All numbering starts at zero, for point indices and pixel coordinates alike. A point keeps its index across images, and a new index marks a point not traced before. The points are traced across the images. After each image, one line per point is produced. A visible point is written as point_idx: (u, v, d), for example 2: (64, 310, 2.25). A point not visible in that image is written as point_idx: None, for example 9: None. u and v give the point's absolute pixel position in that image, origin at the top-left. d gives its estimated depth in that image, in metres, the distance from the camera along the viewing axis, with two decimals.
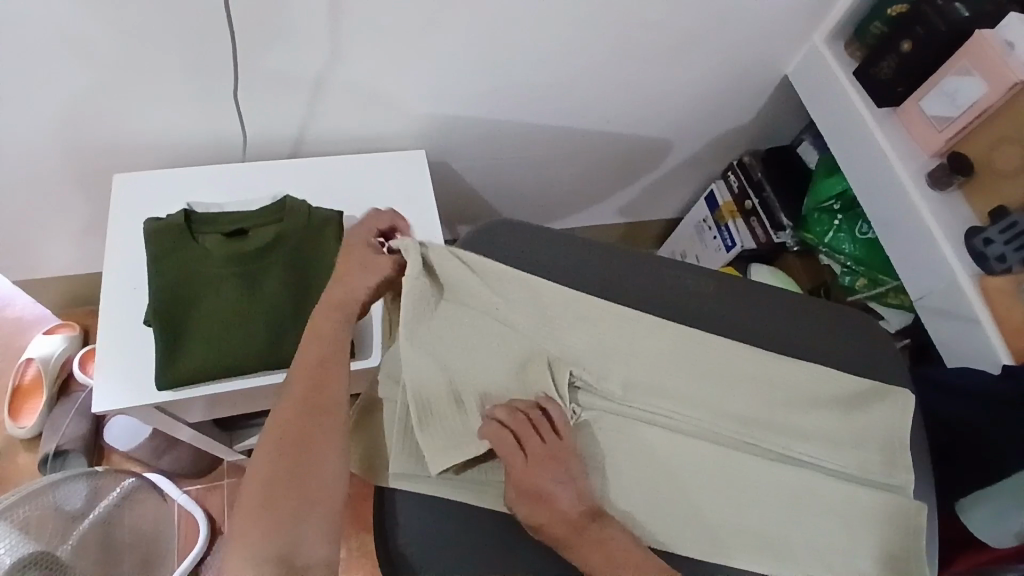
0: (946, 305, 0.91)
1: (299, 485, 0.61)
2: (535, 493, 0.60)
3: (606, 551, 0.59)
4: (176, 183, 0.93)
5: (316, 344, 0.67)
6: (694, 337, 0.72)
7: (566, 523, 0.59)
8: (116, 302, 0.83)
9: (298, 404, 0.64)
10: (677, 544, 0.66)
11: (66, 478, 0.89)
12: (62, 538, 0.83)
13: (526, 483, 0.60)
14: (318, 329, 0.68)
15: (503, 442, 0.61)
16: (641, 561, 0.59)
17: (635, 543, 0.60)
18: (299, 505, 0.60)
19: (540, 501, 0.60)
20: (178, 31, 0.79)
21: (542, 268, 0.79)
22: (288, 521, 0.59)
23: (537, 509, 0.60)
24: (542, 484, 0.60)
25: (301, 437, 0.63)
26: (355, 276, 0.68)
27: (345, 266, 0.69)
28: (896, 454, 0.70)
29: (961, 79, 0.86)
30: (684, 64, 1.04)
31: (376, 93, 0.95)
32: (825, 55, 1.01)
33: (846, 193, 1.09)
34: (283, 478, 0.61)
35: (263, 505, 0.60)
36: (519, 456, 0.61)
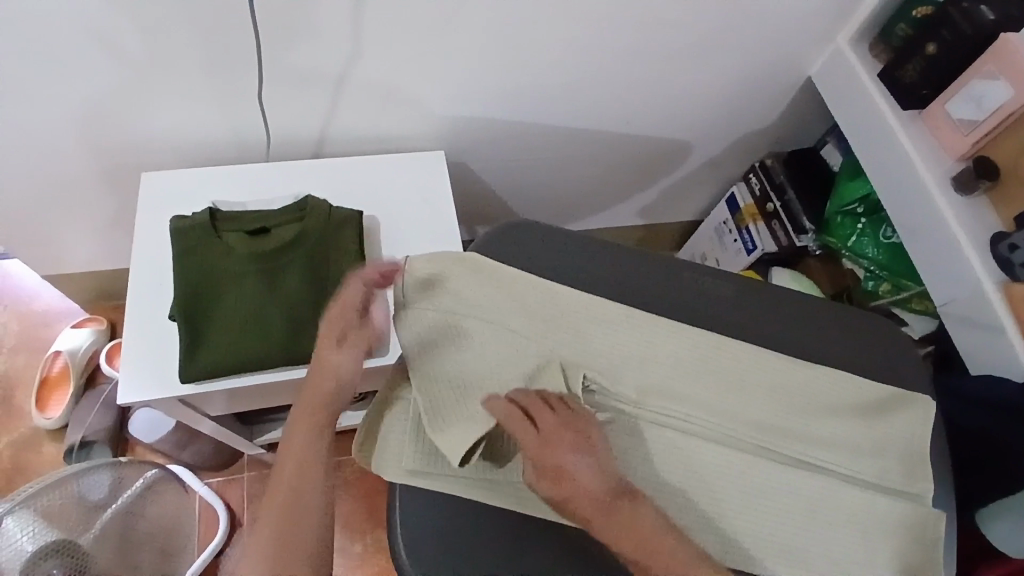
0: (970, 313, 0.90)
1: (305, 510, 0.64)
2: (550, 470, 0.59)
3: (633, 537, 0.57)
4: (201, 182, 0.95)
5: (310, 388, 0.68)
6: (707, 339, 0.73)
7: (589, 498, 0.58)
8: (142, 297, 0.85)
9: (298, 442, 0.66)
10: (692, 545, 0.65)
11: (91, 467, 0.91)
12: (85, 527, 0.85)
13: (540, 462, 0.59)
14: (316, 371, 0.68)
15: (514, 416, 0.61)
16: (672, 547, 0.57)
17: (663, 526, 0.58)
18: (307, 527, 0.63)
19: (558, 478, 0.59)
20: (201, 29, 0.81)
21: (558, 270, 0.79)
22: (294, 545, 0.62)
23: (557, 486, 0.58)
24: (561, 457, 0.59)
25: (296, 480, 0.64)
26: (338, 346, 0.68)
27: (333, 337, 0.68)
28: (915, 464, 0.70)
29: (989, 82, 0.84)
30: (704, 64, 1.03)
31: (395, 93, 0.96)
32: (849, 57, 1.00)
33: (870, 197, 1.07)
34: (294, 504, 0.64)
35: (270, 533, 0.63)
36: (532, 430, 0.60)
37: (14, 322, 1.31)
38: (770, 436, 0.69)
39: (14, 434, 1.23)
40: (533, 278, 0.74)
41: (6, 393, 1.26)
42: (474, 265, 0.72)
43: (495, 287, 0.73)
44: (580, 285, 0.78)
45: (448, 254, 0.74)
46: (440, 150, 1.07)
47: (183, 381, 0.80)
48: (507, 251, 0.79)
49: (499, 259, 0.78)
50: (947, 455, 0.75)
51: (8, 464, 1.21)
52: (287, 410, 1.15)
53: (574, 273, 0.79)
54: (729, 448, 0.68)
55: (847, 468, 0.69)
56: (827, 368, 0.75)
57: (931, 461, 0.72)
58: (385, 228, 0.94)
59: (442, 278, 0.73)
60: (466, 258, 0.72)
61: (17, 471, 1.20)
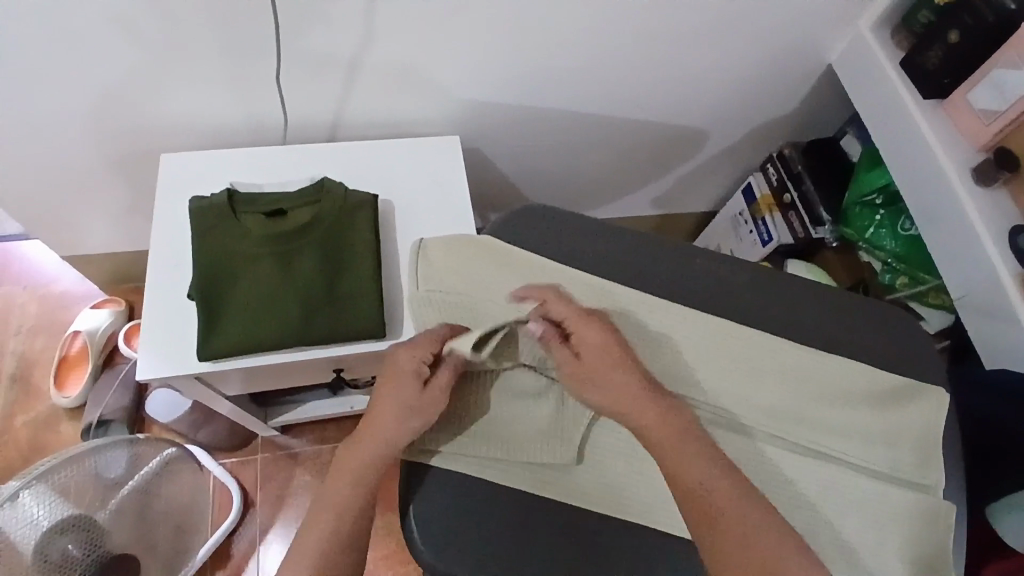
0: (988, 305, 0.89)
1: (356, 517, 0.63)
2: (601, 345, 0.64)
3: (668, 430, 0.61)
4: (218, 164, 0.96)
5: (379, 429, 0.64)
6: (720, 327, 0.73)
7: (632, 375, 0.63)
8: (160, 276, 0.86)
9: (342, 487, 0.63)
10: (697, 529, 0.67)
11: (109, 444, 0.92)
12: (101, 503, 0.88)
13: (586, 338, 0.64)
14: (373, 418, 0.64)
15: (556, 296, 0.67)
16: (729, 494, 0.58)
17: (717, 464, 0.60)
18: (355, 531, 0.63)
19: (608, 353, 0.64)
20: (220, 11, 0.81)
21: (572, 255, 0.79)
22: (341, 553, 0.62)
23: (599, 358, 0.63)
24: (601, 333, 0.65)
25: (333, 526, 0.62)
26: (423, 383, 0.64)
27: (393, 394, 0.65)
28: (930, 454, 0.69)
29: (1011, 72, 0.82)
30: (722, 52, 1.02)
31: (411, 78, 0.97)
32: (872, 44, 0.99)
33: (889, 187, 1.06)
34: (344, 510, 0.62)
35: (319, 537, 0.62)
36: (573, 308, 0.66)
37: (33, 303, 1.33)
38: (781, 423, 0.70)
39: (32, 413, 1.25)
40: (544, 262, 0.76)
41: (25, 372, 1.28)
42: (494, 250, 0.76)
43: (506, 271, 0.75)
44: (594, 270, 0.78)
45: (458, 240, 0.76)
46: (456, 136, 1.07)
47: (199, 359, 0.81)
48: (520, 234, 0.80)
49: (512, 242, 0.79)
50: (961, 446, 0.75)
51: (27, 442, 1.23)
52: (301, 392, 1.17)
53: (587, 258, 0.79)
54: (737, 433, 0.69)
55: (857, 458, 0.69)
56: (843, 357, 0.74)
57: (944, 451, 0.72)
58: (400, 212, 0.95)
59: (455, 262, 0.75)
60: (482, 241, 0.77)
61: (35, 449, 1.23)
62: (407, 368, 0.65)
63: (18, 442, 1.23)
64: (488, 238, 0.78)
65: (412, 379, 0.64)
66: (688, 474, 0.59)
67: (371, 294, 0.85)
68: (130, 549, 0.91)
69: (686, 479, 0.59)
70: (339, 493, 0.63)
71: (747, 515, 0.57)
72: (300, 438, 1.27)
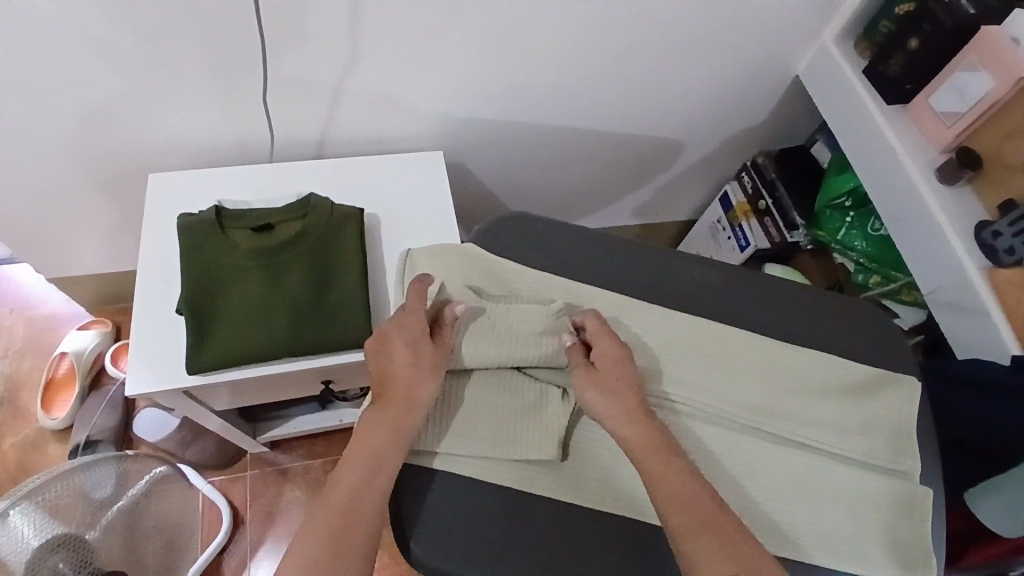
0: (957, 300, 0.92)
1: (368, 493, 0.62)
2: (612, 360, 0.69)
3: (653, 446, 0.64)
4: (204, 181, 0.97)
5: (384, 397, 0.67)
6: (698, 324, 0.75)
7: (628, 393, 0.67)
8: (148, 292, 0.87)
9: (364, 464, 0.63)
10: None
11: (96, 461, 0.92)
12: (91, 522, 0.88)
13: (603, 353, 0.69)
14: (394, 392, 0.67)
15: (598, 321, 0.71)
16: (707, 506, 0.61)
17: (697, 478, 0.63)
18: (368, 506, 0.62)
19: (619, 362, 0.69)
20: (208, 35, 0.84)
21: (554, 259, 0.81)
22: (354, 532, 0.61)
23: (607, 373, 0.68)
24: (615, 356, 0.69)
25: (356, 504, 0.62)
26: (419, 348, 0.68)
27: (402, 366, 0.67)
28: (903, 441, 0.72)
29: (968, 75, 0.87)
30: (695, 65, 1.06)
31: (394, 96, 0.99)
32: (834, 54, 1.03)
33: (857, 190, 1.10)
34: (354, 489, 0.62)
35: (326, 522, 0.61)
36: (601, 330, 0.71)
37: (21, 325, 1.33)
38: (760, 416, 0.72)
39: (19, 435, 1.24)
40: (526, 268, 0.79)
41: (12, 394, 1.28)
42: (478, 256, 0.79)
43: (490, 278, 0.78)
44: (575, 274, 0.80)
45: (443, 248, 0.78)
46: (438, 151, 1.09)
47: (188, 372, 0.82)
48: (502, 240, 0.81)
49: (496, 249, 0.81)
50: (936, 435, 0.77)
51: (14, 464, 1.22)
52: (289, 407, 1.17)
53: (569, 263, 0.81)
54: (718, 426, 0.71)
55: (835, 447, 0.71)
56: (817, 351, 0.77)
57: (919, 439, 0.74)
58: (385, 225, 0.97)
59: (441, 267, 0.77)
60: (468, 246, 0.79)
61: (22, 471, 1.22)
62: (411, 337, 0.68)
63: (5, 465, 1.22)
64: (472, 246, 0.80)
65: (410, 345, 0.68)
66: (672, 482, 0.62)
67: (359, 303, 0.86)
68: (121, 564, 0.90)
69: (671, 486, 0.62)
70: (343, 478, 0.63)
71: (728, 526, 0.60)
72: (290, 454, 1.27)
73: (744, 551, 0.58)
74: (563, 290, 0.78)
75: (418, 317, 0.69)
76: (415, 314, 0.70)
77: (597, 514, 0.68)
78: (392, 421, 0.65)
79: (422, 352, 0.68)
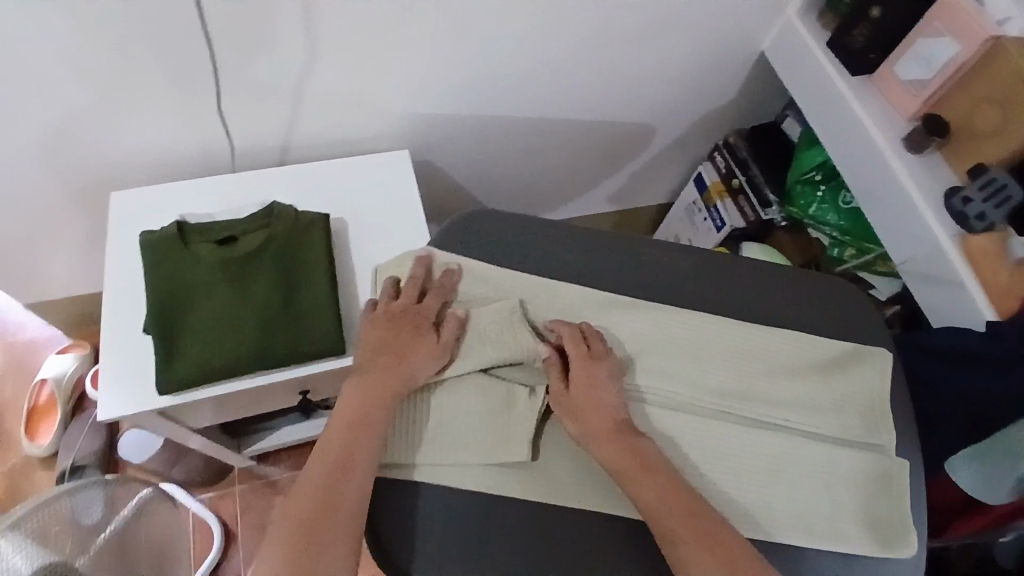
0: (930, 270, 0.91)
1: (350, 478, 0.63)
2: (586, 382, 0.69)
3: (630, 458, 0.64)
4: (166, 197, 0.96)
5: (377, 377, 0.68)
6: (666, 312, 0.75)
7: (604, 413, 0.67)
8: (114, 315, 0.86)
9: (335, 459, 0.64)
10: None
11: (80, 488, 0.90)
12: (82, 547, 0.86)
13: (578, 375, 0.69)
14: (374, 384, 0.68)
15: (573, 339, 0.71)
16: (688, 499, 0.62)
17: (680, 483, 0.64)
18: (353, 494, 0.62)
19: (592, 385, 0.69)
20: (160, 48, 0.82)
21: (521, 255, 0.80)
22: (336, 515, 0.61)
23: (586, 395, 0.68)
24: (592, 379, 0.69)
25: (327, 497, 0.61)
26: (425, 329, 0.71)
27: (402, 349, 0.70)
28: (878, 416, 0.71)
29: (935, 41, 0.87)
30: (657, 47, 1.05)
31: (354, 97, 0.98)
32: (799, 27, 1.02)
33: (827, 163, 1.10)
34: (338, 472, 0.63)
35: (308, 505, 0.61)
36: (577, 351, 0.70)
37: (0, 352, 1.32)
38: (732, 401, 0.71)
39: (6, 463, 1.24)
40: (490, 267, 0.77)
41: None
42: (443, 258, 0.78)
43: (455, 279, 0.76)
44: (542, 267, 0.79)
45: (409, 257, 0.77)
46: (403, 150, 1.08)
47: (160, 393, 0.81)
48: (466, 240, 0.80)
49: (461, 248, 0.80)
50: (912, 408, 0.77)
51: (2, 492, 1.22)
52: (274, 420, 1.17)
53: (537, 259, 0.79)
54: (690, 414, 0.70)
55: (806, 424, 0.71)
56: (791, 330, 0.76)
57: (893, 414, 0.74)
58: (353, 229, 0.95)
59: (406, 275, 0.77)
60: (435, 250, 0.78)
61: (11, 499, 1.21)
62: (416, 324, 0.72)
63: None
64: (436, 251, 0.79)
65: (417, 326, 0.72)
66: (652, 485, 0.63)
67: (328, 312, 0.85)
68: None
69: (652, 490, 0.63)
70: (312, 476, 0.63)
71: (707, 522, 0.60)
72: (278, 466, 1.27)
73: (729, 546, 0.59)
74: (529, 287, 0.77)
75: (429, 303, 0.73)
76: (426, 301, 0.73)
77: (574, 511, 0.68)
78: (384, 402, 0.67)
79: (427, 334, 0.71)
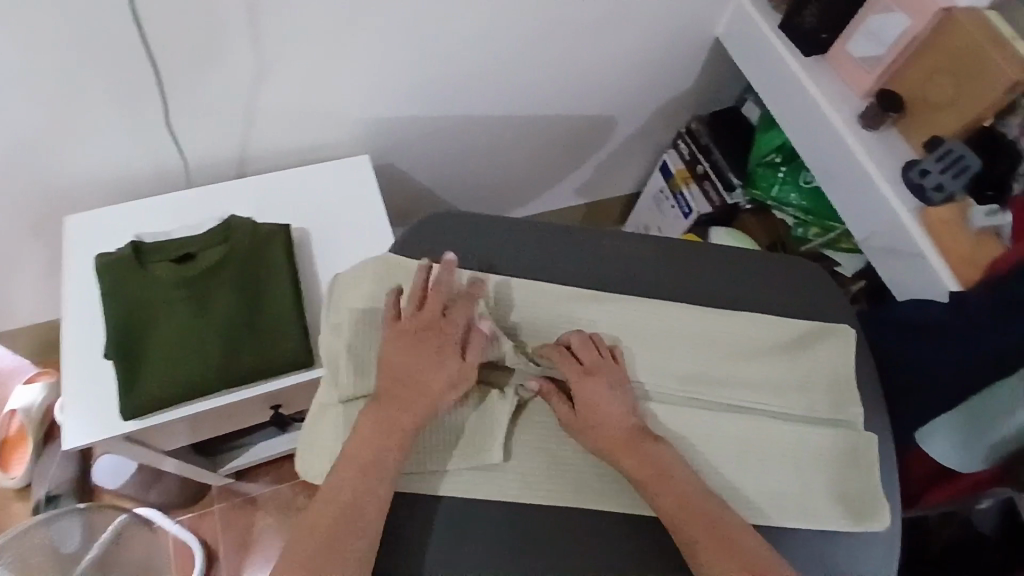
0: (888, 244, 0.92)
1: (365, 500, 0.62)
2: (592, 399, 0.67)
3: (648, 466, 0.64)
4: (119, 219, 0.93)
5: (395, 402, 0.65)
6: (628, 303, 0.75)
7: (620, 424, 0.66)
8: (72, 340, 0.84)
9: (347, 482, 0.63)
10: (624, 505, 0.69)
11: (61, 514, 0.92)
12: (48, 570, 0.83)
13: (586, 391, 0.67)
14: (389, 409, 0.65)
15: (561, 356, 0.69)
16: (713, 508, 0.62)
17: (702, 491, 0.63)
18: (366, 513, 0.62)
19: (609, 399, 0.67)
20: (101, 69, 0.80)
21: (482, 254, 0.79)
22: (348, 537, 0.61)
23: (594, 411, 0.66)
24: (595, 395, 0.67)
25: (340, 519, 0.61)
26: (448, 350, 0.66)
27: (423, 372, 0.65)
28: (844, 391, 0.72)
29: (886, 17, 0.89)
30: (612, 38, 1.04)
31: (307, 106, 0.96)
32: (749, 11, 1.02)
33: (785, 145, 1.11)
34: (352, 490, 0.62)
35: (321, 525, 0.61)
36: (575, 364, 0.68)
37: None
38: (701, 386, 0.71)
39: None
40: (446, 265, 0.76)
41: None
42: (395, 262, 0.75)
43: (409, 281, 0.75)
44: (503, 264, 0.78)
45: (369, 263, 0.75)
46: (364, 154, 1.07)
47: (125, 419, 0.80)
48: (423, 242, 0.79)
49: (417, 249, 0.79)
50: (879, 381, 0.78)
51: None
52: (248, 436, 1.15)
53: (497, 256, 0.79)
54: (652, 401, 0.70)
55: (777, 406, 0.72)
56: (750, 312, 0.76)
57: (859, 388, 0.75)
58: (315, 239, 0.94)
59: (360, 283, 0.74)
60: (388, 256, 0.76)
61: None
62: (443, 343, 0.66)
63: None
64: (396, 255, 0.77)
65: (438, 342, 0.66)
66: (671, 491, 0.63)
67: (293, 325, 0.84)
68: None
69: (671, 494, 0.63)
70: (323, 499, 0.63)
71: (730, 527, 0.61)
72: (257, 482, 1.25)
73: (751, 552, 0.60)
74: (492, 285, 0.75)
75: (453, 317, 0.67)
76: (455, 315, 0.67)
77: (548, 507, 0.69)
78: (398, 426, 0.64)
79: (448, 357, 0.66)
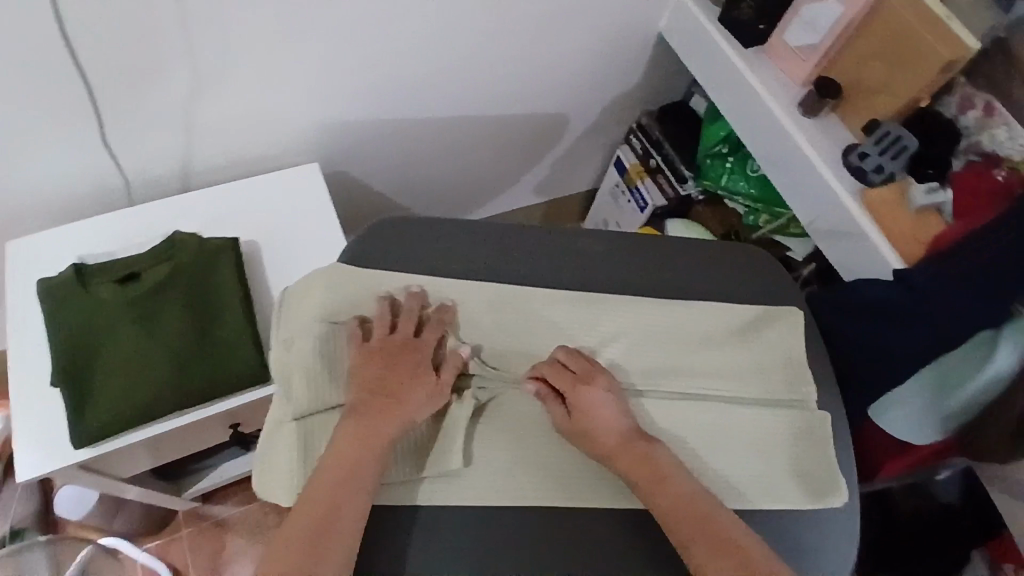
0: (832, 226, 0.94)
1: (348, 514, 0.63)
2: (592, 409, 0.68)
3: (646, 464, 0.65)
4: (62, 245, 0.91)
5: (375, 413, 0.67)
6: (577, 301, 0.76)
7: (613, 432, 0.67)
8: (20, 371, 0.82)
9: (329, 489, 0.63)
10: (592, 499, 0.70)
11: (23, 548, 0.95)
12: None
13: (588, 402, 0.68)
14: (371, 421, 0.66)
15: (556, 369, 0.70)
16: (713, 514, 0.63)
17: (704, 497, 0.64)
18: (349, 521, 0.62)
19: (605, 408, 0.68)
20: (33, 90, 0.78)
21: (435, 255, 0.78)
22: (330, 543, 0.61)
23: (585, 419, 0.67)
24: (590, 405, 0.68)
25: (321, 526, 0.62)
26: (418, 364, 0.70)
27: (403, 385, 0.69)
28: (798, 370, 0.74)
29: (820, 4, 0.91)
30: (558, 38, 1.06)
31: (254, 119, 0.95)
32: (689, 6, 1.04)
33: (730, 136, 1.14)
34: (333, 496, 0.63)
35: (303, 536, 0.61)
36: (569, 376, 0.69)
37: None
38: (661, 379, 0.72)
39: None
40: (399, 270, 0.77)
41: None
42: (345, 270, 0.76)
43: (358, 290, 0.75)
44: (455, 263, 0.78)
45: (316, 273, 0.76)
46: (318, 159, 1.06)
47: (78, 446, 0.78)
48: (374, 247, 0.78)
49: (367, 252, 0.78)
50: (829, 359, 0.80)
51: None
52: (213, 457, 1.13)
53: (449, 257, 0.78)
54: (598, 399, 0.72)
55: (737, 394, 0.73)
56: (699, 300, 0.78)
57: (810, 368, 0.77)
58: (268, 252, 0.94)
59: (311, 292, 0.75)
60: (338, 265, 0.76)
61: None
62: (418, 363, 0.70)
63: None
64: (345, 263, 0.76)
65: (411, 361, 0.70)
66: (667, 493, 0.64)
67: (249, 339, 0.84)
68: None
69: (670, 497, 0.64)
70: (303, 510, 0.63)
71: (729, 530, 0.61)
72: (225, 504, 1.23)
73: (749, 552, 0.60)
74: (444, 287, 0.76)
75: (425, 338, 0.71)
76: (427, 336, 0.71)
77: (515, 506, 0.69)
78: (379, 436, 0.66)
79: (422, 371, 0.70)
